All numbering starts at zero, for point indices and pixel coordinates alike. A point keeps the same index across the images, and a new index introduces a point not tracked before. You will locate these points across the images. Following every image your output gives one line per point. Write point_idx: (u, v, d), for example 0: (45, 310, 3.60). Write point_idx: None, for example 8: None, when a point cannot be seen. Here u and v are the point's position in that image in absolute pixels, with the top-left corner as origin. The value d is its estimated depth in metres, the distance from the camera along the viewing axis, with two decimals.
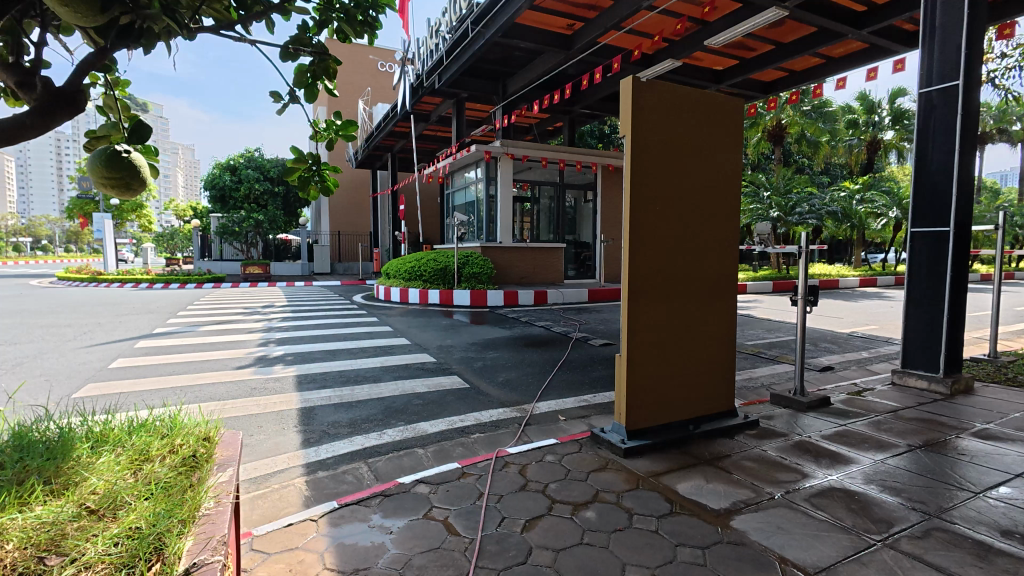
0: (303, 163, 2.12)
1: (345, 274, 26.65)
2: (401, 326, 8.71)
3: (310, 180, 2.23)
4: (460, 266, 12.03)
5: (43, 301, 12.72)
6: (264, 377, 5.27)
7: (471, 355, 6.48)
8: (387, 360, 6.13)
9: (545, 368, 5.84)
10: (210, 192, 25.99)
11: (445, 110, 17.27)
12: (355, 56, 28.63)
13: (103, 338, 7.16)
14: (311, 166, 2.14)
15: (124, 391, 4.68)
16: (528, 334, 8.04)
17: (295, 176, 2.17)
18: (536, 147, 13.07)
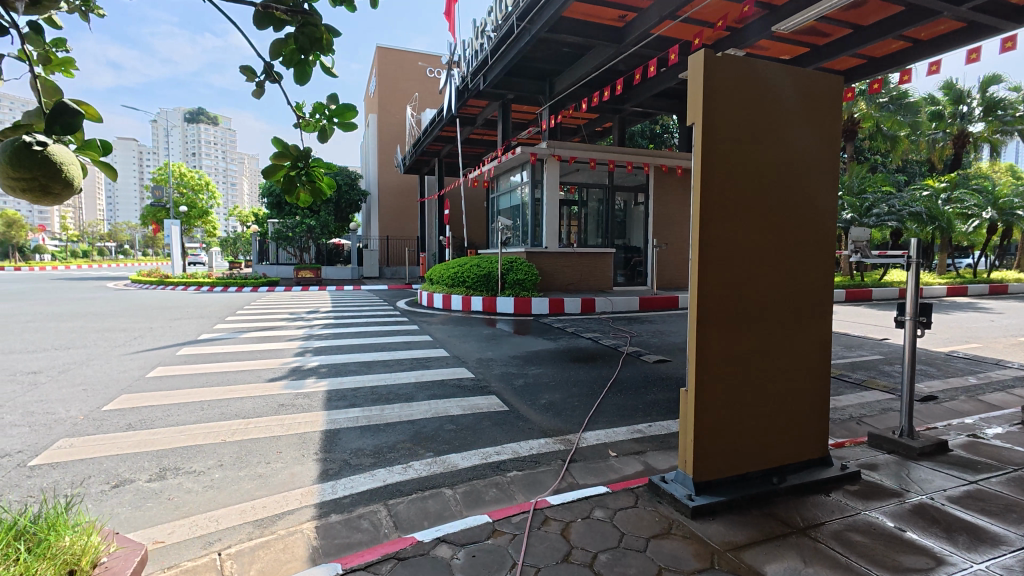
0: (285, 155, 1.57)
1: (393, 278, 26.93)
2: (441, 335, 8.36)
3: (300, 186, 1.65)
4: (504, 273, 11.64)
5: (109, 304, 13.39)
6: (294, 392, 5.01)
7: (512, 370, 6.00)
8: (422, 375, 5.76)
9: (593, 389, 5.27)
10: (267, 199, 27.03)
11: (491, 112, 16.99)
12: (405, 63, 29.03)
13: (149, 344, 7.24)
14: (295, 158, 1.57)
15: (153, 405, 4.54)
16: (574, 348, 7.48)
17: (277, 177, 1.60)
18: (585, 148, 12.49)
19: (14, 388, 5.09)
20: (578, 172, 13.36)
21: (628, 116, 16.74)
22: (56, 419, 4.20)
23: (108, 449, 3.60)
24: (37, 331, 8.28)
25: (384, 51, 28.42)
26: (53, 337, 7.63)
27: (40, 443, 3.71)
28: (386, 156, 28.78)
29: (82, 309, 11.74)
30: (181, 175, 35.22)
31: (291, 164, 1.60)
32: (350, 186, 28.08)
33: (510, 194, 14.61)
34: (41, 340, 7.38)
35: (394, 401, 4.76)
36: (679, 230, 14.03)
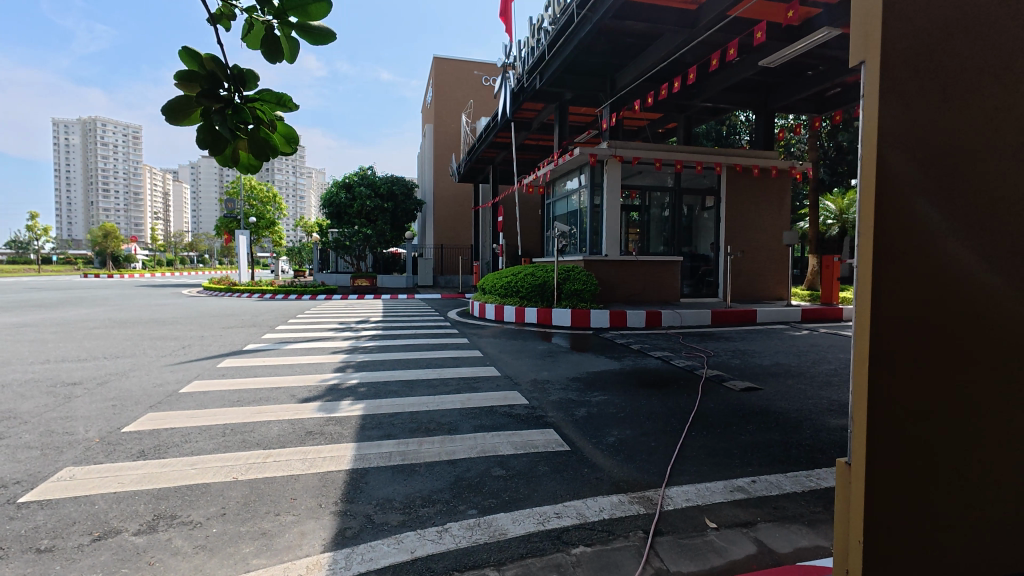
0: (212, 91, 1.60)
1: (447, 287, 26.79)
2: (492, 350, 7.67)
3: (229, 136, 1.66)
4: (560, 282, 10.87)
5: (175, 311, 13.83)
6: (325, 417, 4.47)
7: (571, 396, 5.19)
8: (470, 399, 5.05)
9: (672, 425, 4.34)
10: (327, 209, 27.74)
11: (547, 115, 16.35)
12: (461, 73, 29.14)
13: (194, 356, 7.04)
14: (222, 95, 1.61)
15: (174, 427, 4.12)
16: (642, 369, 6.53)
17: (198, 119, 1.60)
18: (649, 148, 11.49)
19: (48, 401, 4.88)
20: (640, 174, 12.37)
21: (695, 113, 15.51)
22: (72, 441, 3.85)
23: (109, 484, 3.15)
24: (98, 338, 8.39)
25: (439, 61, 28.63)
26: (108, 346, 7.64)
27: (44, 471, 3.32)
28: (441, 165, 28.83)
29: (149, 316, 12.11)
30: (252, 188, 37.14)
31: (212, 90, 1.60)
32: (406, 196, 28.32)
33: (566, 199, 13.84)
34: (96, 349, 7.38)
35: (435, 433, 4.07)
36: (754, 236, 12.66)
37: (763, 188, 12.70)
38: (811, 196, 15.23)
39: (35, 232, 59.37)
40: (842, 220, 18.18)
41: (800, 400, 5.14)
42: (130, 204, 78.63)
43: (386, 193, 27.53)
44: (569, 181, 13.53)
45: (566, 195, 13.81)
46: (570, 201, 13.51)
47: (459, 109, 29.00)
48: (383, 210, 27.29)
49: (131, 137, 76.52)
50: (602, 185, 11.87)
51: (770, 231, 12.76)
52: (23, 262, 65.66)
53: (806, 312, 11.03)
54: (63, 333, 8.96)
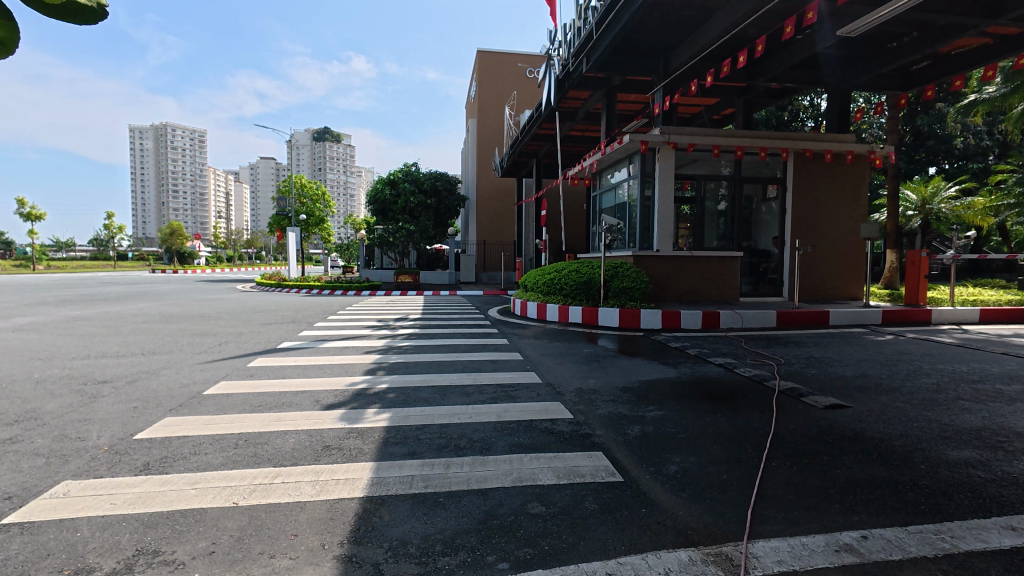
0: None
1: (490, 283, 26.52)
2: (533, 353, 7.11)
3: None
4: (607, 280, 10.17)
5: (224, 306, 14.13)
6: (347, 428, 4.04)
7: (623, 411, 4.54)
8: (506, 411, 4.51)
9: (745, 453, 3.63)
10: (373, 205, 28.01)
11: (593, 103, 15.53)
12: (504, 65, 28.64)
13: (228, 354, 6.88)
14: None
15: (187, 436, 3.81)
16: (703, 379, 5.76)
17: None
18: (706, 133, 10.54)
19: (74, 400, 4.73)
20: (695, 163, 11.43)
21: (757, 96, 14.27)
22: (81, 449, 3.59)
23: (100, 504, 2.81)
24: (143, 334, 8.46)
25: (484, 54, 28.29)
26: (149, 341, 7.64)
27: (40, 485, 3.04)
28: (484, 160, 28.50)
29: (198, 310, 12.32)
30: (302, 185, 38.15)
31: None
32: (449, 191, 28.16)
33: (613, 191, 13.05)
34: (137, 344, 7.38)
35: (464, 453, 3.55)
36: (826, 229, 11.42)
37: (836, 176, 11.44)
38: (890, 185, 13.71)
39: (111, 230, 63.83)
40: (924, 211, 16.37)
41: (902, 423, 4.27)
42: (194, 203, 83.32)
43: (429, 189, 27.47)
44: (617, 172, 12.71)
45: (613, 187, 13.02)
46: (618, 193, 12.71)
47: (503, 102, 28.54)
48: (427, 206, 27.24)
49: (196, 140, 80.90)
50: (654, 175, 11.01)
51: (844, 224, 11.48)
52: (101, 258, 70.90)
53: (888, 314, 9.81)
54: (113, 328, 9.13)
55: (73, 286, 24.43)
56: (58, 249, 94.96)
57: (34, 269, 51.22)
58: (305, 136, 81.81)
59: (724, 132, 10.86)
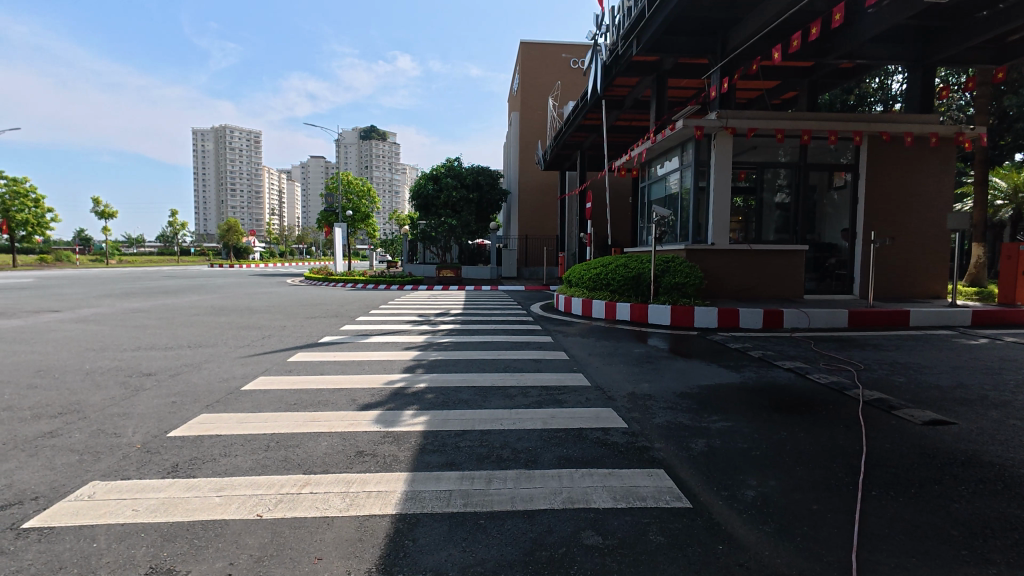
0: None
1: (532, 279, 26.11)
2: (580, 353, 6.68)
3: None
4: (658, 275, 9.54)
5: (273, 299, 14.47)
6: (382, 432, 3.77)
7: (683, 421, 4.06)
8: (553, 417, 4.12)
9: (835, 478, 3.10)
10: (416, 200, 28.21)
11: (642, 89, 14.80)
12: (548, 56, 28.07)
13: (270, 348, 6.84)
14: None
15: (219, 436, 3.65)
16: (771, 386, 5.17)
17: None
18: (769, 116, 9.69)
19: (117, 393, 4.72)
20: (755, 150, 10.61)
21: (823, 76, 13.14)
22: (114, 445, 3.48)
23: (122, 510, 2.64)
24: (193, 326, 8.63)
25: (527, 46, 27.85)
26: (198, 334, 7.74)
27: (68, 485, 2.92)
28: (527, 153, 28.10)
29: (247, 303, 12.61)
30: (349, 182, 38.98)
31: None
32: (491, 186, 27.94)
33: (663, 182, 12.35)
34: (186, 336, 7.49)
35: (508, 465, 3.19)
36: (904, 220, 10.34)
37: (918, 161, 10.31)
38: (978, 171, 12.31)
39: (176, 227, 67.73)
40: (1016, 200, 14.69)
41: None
42: (250, 201, 87.24)
43: (472, 183, 27.35)
44: (667, 162, 12.02)
45: (663, 178, 12.34)
46: (668, 183, 12.01)
47: (546, 94, 27.99)
48: (469, 200, 27.13)
49: (251, 140, 84.55)
50: (709, 163, 10.28)
51: (925, 215, 10.34)
52: (167, 253, 75.48)
53: (979, 315, 8.74)
54: (167, 319, 9.39)
55: (139, 279, 25.93)
56: (130, 245, 102.07)
57: (109, 263, 55.12)
58: (352, 134, 83.95)
59: (789, 115, 9.97)
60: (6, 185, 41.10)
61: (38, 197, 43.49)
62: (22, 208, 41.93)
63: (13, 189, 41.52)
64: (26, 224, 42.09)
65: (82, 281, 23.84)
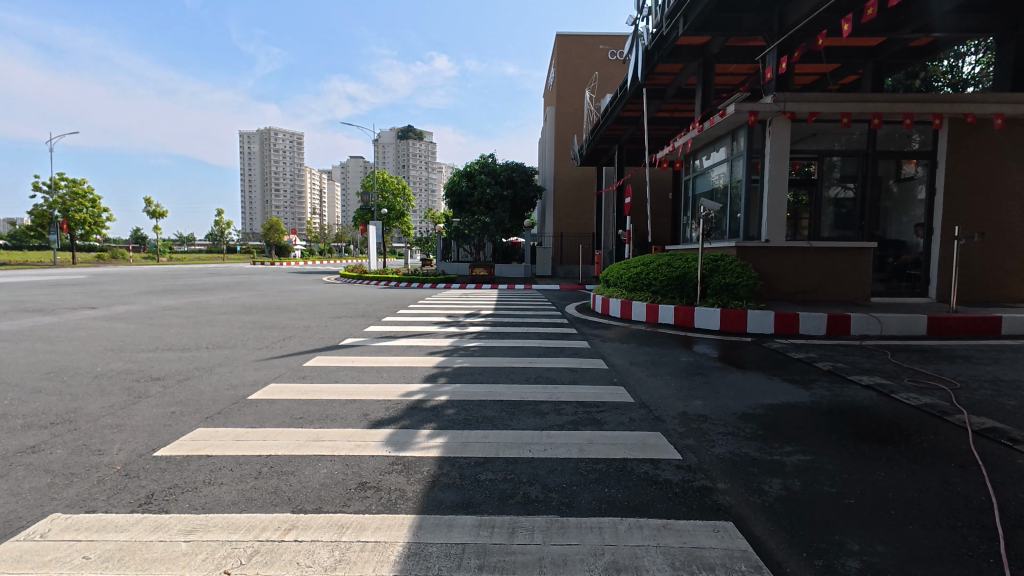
0: None
1: (567, 277, 25.35)
2: (619, 361, 6.01)
3: None
4: (704, 276, 8.71)
5: (305, 297, 14.38)
6: (390, 458, 3.24)
7: (749, 452, 3.36)
8: (590, 443, 3.50)
9: (966, 545, 2.35)
10: (450, 198, 27.97)
11: (686, 76, 13.85)
12: (585, 47, 27.20)
13: (289, 351, 6.49)
14: None
15: (208, 457, 3.21)
16: (851, 407, 4.37)
17: None
18: (834, 98, 8.67)
19: (118, 400, 4.40)
20: (815, 137, 9.60)
21: (892, 56, 11.86)
22: (91, 466, 3.09)
23: (70, 558, 2.20)
24: (218, 325, 8.45)
25: (563, 38, 27.10)
26: (220, 334, 7.51)
27: (25, 519, 2.52)
28: (562, 149, 27.37)
29: (278, 302, 12.51)
30: (384, 180, 39.27)
31: None
32: (526, 182, 27.39)
33: (709, 175, 11.45)
34: (207, 337, 7.26)
35: (536, 510, 2.60)
36: (991, 213, 9.11)
37: (1009, 146, 9.04)
38: None
39: (222, 226, 70.48)
40: None
41: None
42: (292, 200, 89.88)
43: (505, 180, 26.84)
44: (714, 152, 11.12)
45: (709, 170, 11.43)
46: (715, 176, 11.12)
47: (583, 87, 27.16)
48: (503, 197, 26.65)
49: (293, 141, 87.02)
50: (763, 151, 9.35)
51: (1018, 207, 9.06)
52: (214, 251, 78.62)
53: None
54: (195, 318, 9.28)
55: (183, 276, 26.77)
56: (182, 244, 107.18)
57: (161, 260, 57.77)
58: (389, 134, 85.05)
59: (858, 96, 8.88)
60: (67, 187, 43.58)
61: (96, 198, 45.92)
62: (81, 208, 44.25)
63: (73, 190, 44.02)
64: (84, 223, 44.51)
65: (131, 278, 24.81)
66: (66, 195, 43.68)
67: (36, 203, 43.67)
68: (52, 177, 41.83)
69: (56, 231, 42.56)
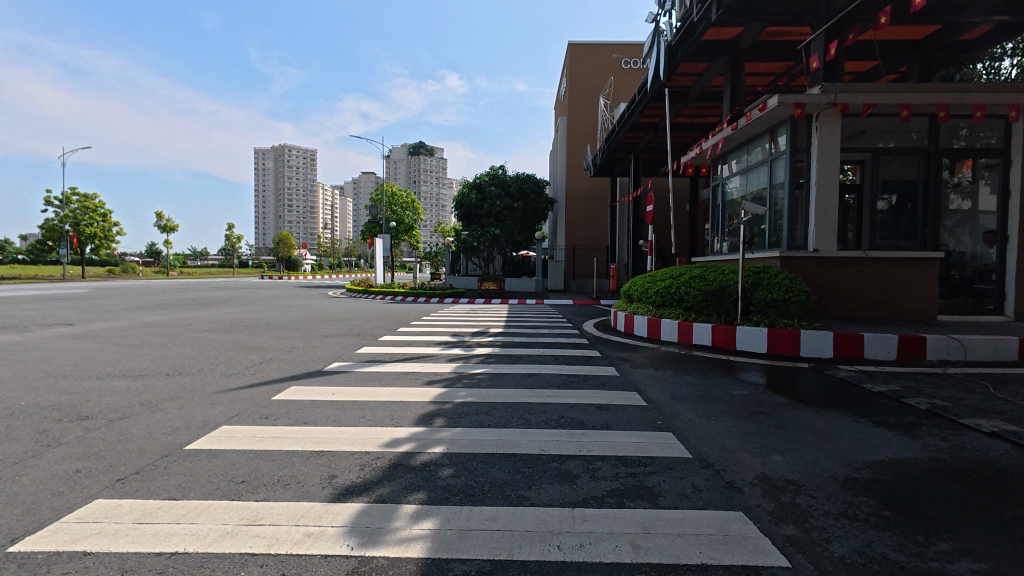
0: None
1: (581, 292, 24.23)
2: (658, 395, 4.89)
3: None
4: (747, 291, 7.56)
5: (302, 313, 13.43)
6: (349, 565, 2.15)
7: (892, 557, 2.21)
8: (647, 534, 2.37)
9: None
10: (459, 210, 27.13)
11: (711, 75, 12.87)
12: (597, 56, 26.47)
13: (261, 379, 5.46)
14: None
15: (80, 560, 2.15)
16: (991, 468, 3.21)
17: None
18: (892, 88, 7.57)
19: (17, 450, 3.39)
20: (864, 135, 8.50)
21: (941, 49, 10.77)
22: None
23: None
24: (192, 345, 7.48)
25: (575, 47, 26.42)
26: (190, 357, 6.51)
27: None
28: (575, 160, 26.58)
29: (272, 318, 11.56)
30: (393, 194, 38.74)
31: None
32: (537, 194, 26.51)
33: (742, 179, 10.37)
34: (173, 361, 6.25)
35: None
36: None
37: None
38: None
39: (233, 240, 70.63)
40: None
41: None
42: (303, 216, 90.15)
43: (516, 191, 25.95)
44: (748, 153, 10.07)
45: (741, 173, 10.38)
46: (750, 180, 10.03)
47: (596, 97, 26.42)
48: (513, 210, 25.75)
49: (306, 157, 87.71)
50: (809, 149, 8.27)
51: None
52: (224, 266, 78.86)
53: None
54: (173, 336, 8.34)
55: (186, 290, 26.20)
56: (195, 259, 108.09)
57: (170, 274, 57.75)
58: (400, 150, 85.33)
59: (919, 85, 7.78)
60: (78, 201, 43.65)
61: (107, 212, 45.96)
62: (91, 222, 44.29)
63: (84, 205, 44.05)
64: (94, 237, 44.48)
65: (133, 292, 24.25)
66: (76, 209, 43.71)
67: (48, 218, 43.83)
68: (63, 191, 41.92)
69: (66, 245, 42.53)
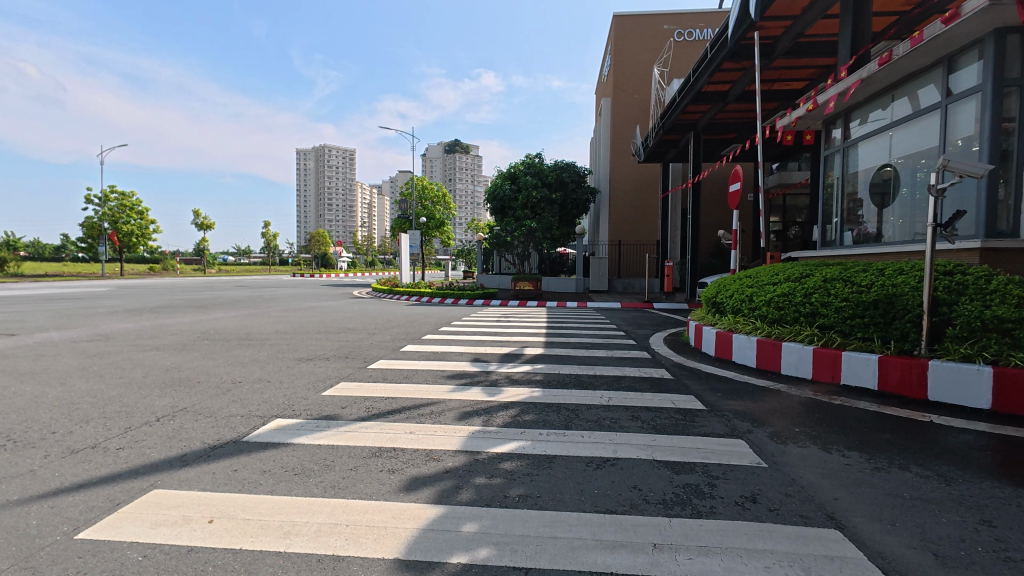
0: None
1: (628, 293, 21.34)
2: (902, 551, 2.18)
3: None
4: (939, 304, 4.69)
5: (303, 320, 11.22)
6: None
7: None
8: None
9: None
10: (492, 203, 24.68)
11: (815, 12, 9.80)
12: (647, 27, 23.31)
13: (115, 463, 3.05)
14: None
15: None
16: None
17: None
18: None
19: None
20: None
21: None
22: None
23: None
24: (99, 377, 5.21)
25: (621, 19, 23.35)
26: (64, 405, 4.20)
27: None
28: (619, 145, 23.66)
29: (259, 328, 9.34)
30: (424, 188, 36.71)
31: None
32: (578, 184, 23.77)
33: (883, 143, 7.41)
34: (29, 413, 3.98)
35: None
36: None
37: None
38: None
39: (270, 237, 70.77)
40: None
41: None
42: (339, 214, 90.19)
43: (554, 180, 23.23)
44: (894, 102, 7.12)
45: (880, 132, 7.42)
46: (897, 142, 7.08)
47: (646, 74, 23.34)
48: (551, 201, 23.09)
49: (343, 156, 87.66)
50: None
51: None
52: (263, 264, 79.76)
53: None
54: (100, 360, 6.15)
55: (208, 289, 24.95)
56: (239, 257, 110.69)
57: (207, 272, 58.09)
58: (437, 149, 84.15)
59: None
60: (117, 199, 43.83)
61: (145, 211, 46.15)
62: (129, 219, 44.50)
63: (122, 203, 44.25)
64: (132, 235, 44.66)
65: (150, 291, 23.02)
66: (115, 208, 43.93)
67: (90, 216, 44.30)
68: (102, 190, 42.14)
69: (106, 243, 42.79)
